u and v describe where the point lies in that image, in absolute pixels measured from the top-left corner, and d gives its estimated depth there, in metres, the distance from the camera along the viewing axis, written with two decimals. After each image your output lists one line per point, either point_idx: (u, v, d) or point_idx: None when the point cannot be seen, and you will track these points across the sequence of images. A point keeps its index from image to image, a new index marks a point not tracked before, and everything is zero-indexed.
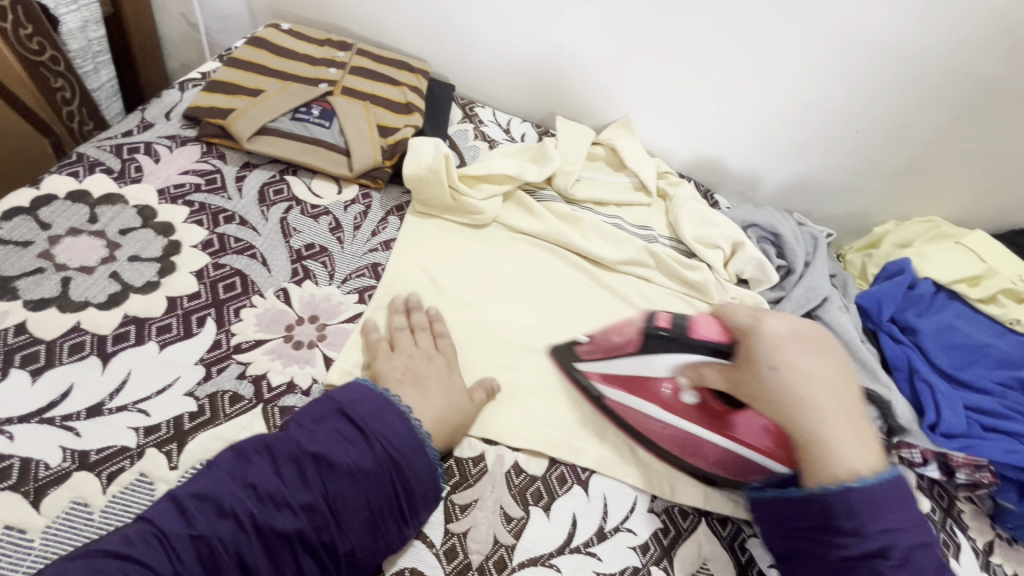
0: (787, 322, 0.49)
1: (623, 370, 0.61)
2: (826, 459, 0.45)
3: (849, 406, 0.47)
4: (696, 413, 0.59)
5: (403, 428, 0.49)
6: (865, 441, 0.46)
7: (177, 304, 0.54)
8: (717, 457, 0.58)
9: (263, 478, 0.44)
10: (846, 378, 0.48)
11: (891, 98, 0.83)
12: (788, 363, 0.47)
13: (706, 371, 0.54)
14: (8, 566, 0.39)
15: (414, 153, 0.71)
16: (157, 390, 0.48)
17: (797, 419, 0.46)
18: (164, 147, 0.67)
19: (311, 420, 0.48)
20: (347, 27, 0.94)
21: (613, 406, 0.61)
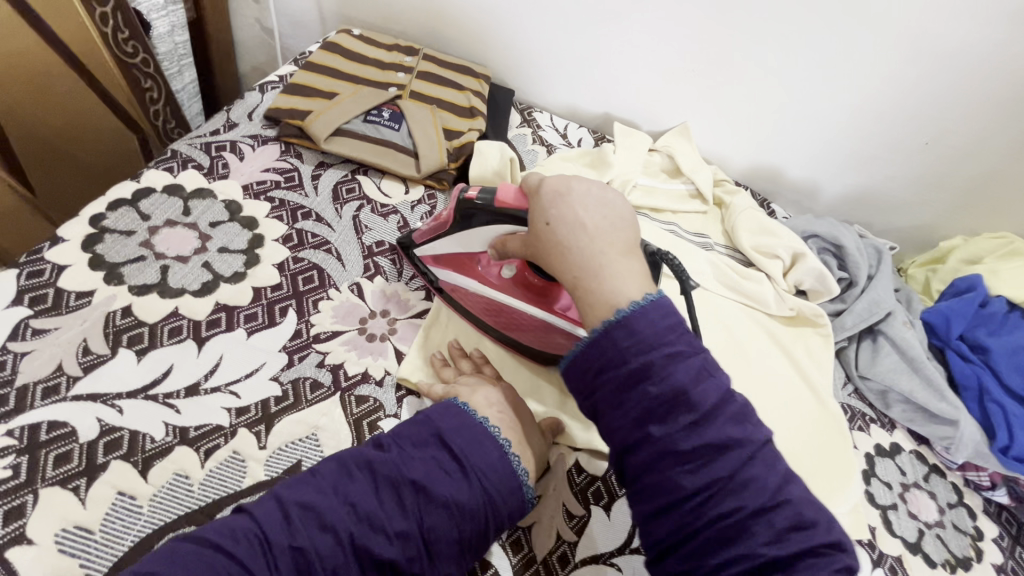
0: (568, 181, 0.49)
1: (445, 250, 0.59)
2: (594, 298, 0.43)
3: (613, 248, 0.45)
4: (516, 289, 0.58)
5: (501, 461, 0.45)
6: (632, 277, 0.44)
7: (262, 294, 0.57)
8: (535, 330, 0.58)
9: (364, 498, 0.41)
10: (617, 225, 0.47)
11: (968, 108, 0.81)
12: (560, 217, 0.47)
13: (510, 241, 0.53)
14: (121, 530, 0.41)
15: (480, 153, 0.73)
16: (247, 374, 0.52)
17: (566, 267, 0.46)
18: (247, 146, 0.71)
19: (410, 444, 0.45)
20: (413, 33, 0.97)
21: (447, 286, 0.61)
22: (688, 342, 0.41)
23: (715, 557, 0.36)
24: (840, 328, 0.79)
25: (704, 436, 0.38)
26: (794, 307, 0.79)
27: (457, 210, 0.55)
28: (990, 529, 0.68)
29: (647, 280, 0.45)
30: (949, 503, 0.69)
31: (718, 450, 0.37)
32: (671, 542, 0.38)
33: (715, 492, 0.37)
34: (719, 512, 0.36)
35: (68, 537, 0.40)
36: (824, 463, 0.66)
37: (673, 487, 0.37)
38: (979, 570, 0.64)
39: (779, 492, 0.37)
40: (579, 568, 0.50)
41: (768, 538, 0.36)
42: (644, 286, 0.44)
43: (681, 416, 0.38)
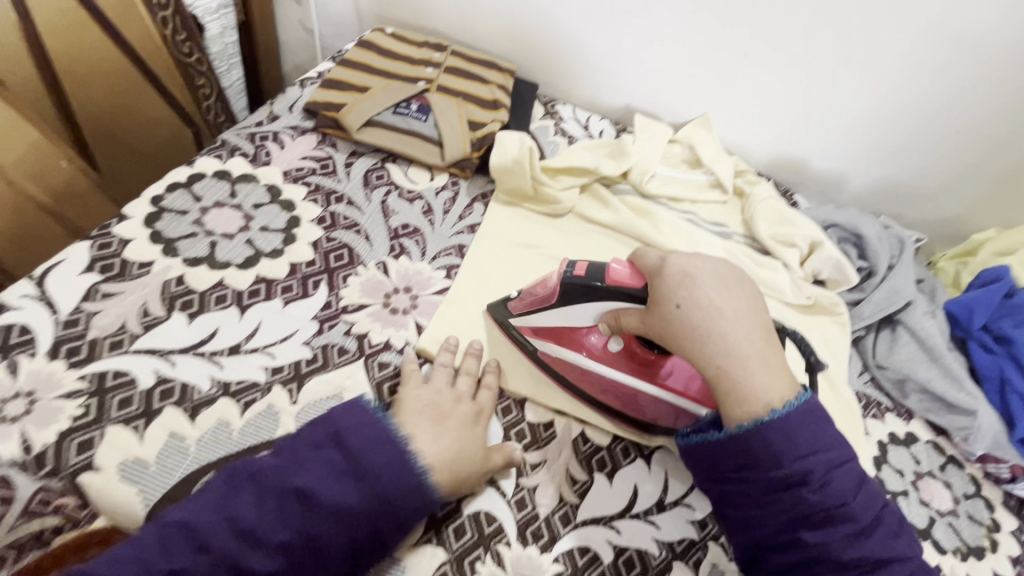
0: (695, 263, 0.50)
1: (546, 323, 0.60)
2: (741, 393, 0.45)
3: (752, 335, 0.47)
4: (624, 362, 0.59)
5: (398, 462, 0.45)
6: (775, 370, 0.46)
7: (297, 269, 0.63)
8: (653, 406, 0.58)
9: (246, 512, 0.41)
10: (750, 307, 0.49)
11: (999, 96, 0.79)
12: (692, 301, 0.47)
13: (627, 317, 0.54)
14: (171, 466, 0.47)
15: (502, 144, 0.77)
16: (282, 338, 0.57)
17: (705, 354, 0.47)
18: (288, 136, 0.77)
19: (305, 448, 0.45)
20: (442, 30, 1.01)
21: (549, 359, 0.61)
22: (842, 450, 0.45)
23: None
24: (858, 317, 0.79)
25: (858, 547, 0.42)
26: (811, 295, 0.79)
27: (559, 286, 0.57)
28: (1009, 522, 0.67)
29: (785, 368, 0.47)
30: (966, 493, 0.68)
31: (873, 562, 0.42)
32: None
33: None
34: None
35: (128, 467, 0.46)
36: None
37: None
38: (993, 560, 0.63)
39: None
40: (579, 528, 0.53)
41: None
42: (789, 380, 0.46)
43: (841, 525, 0.42)
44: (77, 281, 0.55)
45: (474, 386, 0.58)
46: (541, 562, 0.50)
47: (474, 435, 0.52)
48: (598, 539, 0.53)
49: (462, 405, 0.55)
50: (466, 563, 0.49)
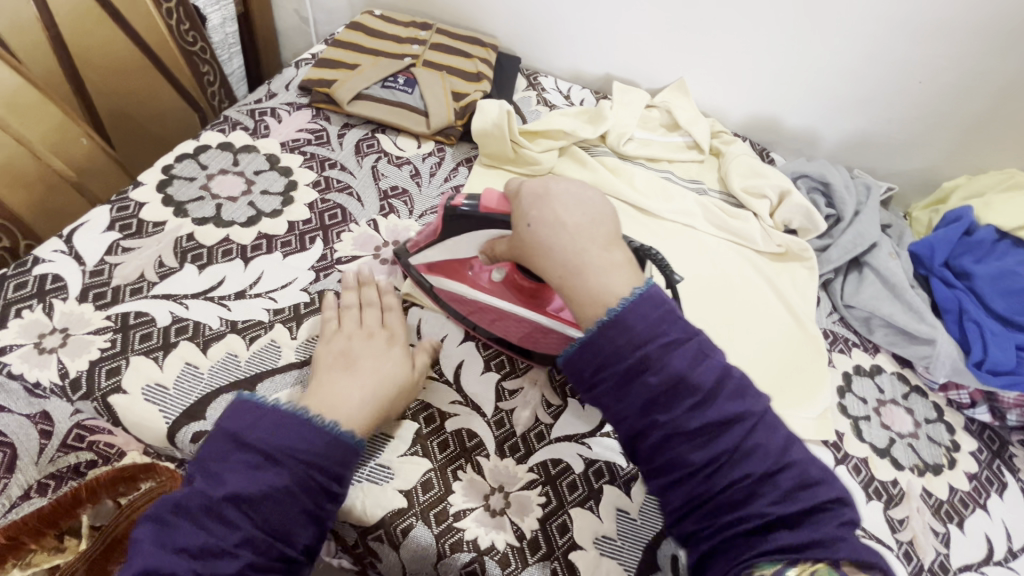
0: (542, 184, 0.53)
1: (438, 258, 0.63)
2: (582, 296, 0.47)
3: (595, 245, 0.49)
4: (505, 291, 0.61)
5: (303, 430, 0.46)
6: (616, 271, 0.48)
7: (295, 226, 0.70)
8: (535, 331, 0.61)
9: (191, 537, 0.41)
10: (597, 220, 0.51)
11: (956, 44, 0.82)
12: (540, 218, 0.50)
13: (498, 244, 0.56)
14: (188, 389, 0.54)
15: (482, 110, 0.83)
16: (282, 285, 0.64)
17: (550, 265, 0.49)
18: (285, 112, 0.83)
19: (210, 460, 0.44)
20: (428, 11, 1.06)
21: (442, 293, 0.64)
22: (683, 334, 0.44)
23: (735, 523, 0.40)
24: (826, 261, 0.83)
25: (710, 414, 0.42)
26: (781, 243, 0.83)
27: (444, 220, 0.59)
28: (968, 443, 0.70)
29: (629, 271, 0.48)
30: (928, 418, 0.72)
31: (723, 426, 0.41)
32: (688, 511, 0.41)
33: (720, 463, 0.41)
34: (729, 479, 0.40)
35: (150, 391, 0.53)
36: (792, 374, 0.71)
37: (683, 463, 0.41)
38: (950, 476, 0.67)
39: (783, 454, 0.41)
40: (553, 444, 0.59)
41: (774, 498, 0.40)
42: (633, 279, 0.47)
43: (684, 399, 0.42)
44: (99, 238, 0.62)
45: (379, 314, 0.60)
46: (517, 470, 0.57)
47: (391, 360, 0.55)
48: (570, 454, 0.59)
49: (374, 338, 0.57)
50: (449, 471, 0.55)
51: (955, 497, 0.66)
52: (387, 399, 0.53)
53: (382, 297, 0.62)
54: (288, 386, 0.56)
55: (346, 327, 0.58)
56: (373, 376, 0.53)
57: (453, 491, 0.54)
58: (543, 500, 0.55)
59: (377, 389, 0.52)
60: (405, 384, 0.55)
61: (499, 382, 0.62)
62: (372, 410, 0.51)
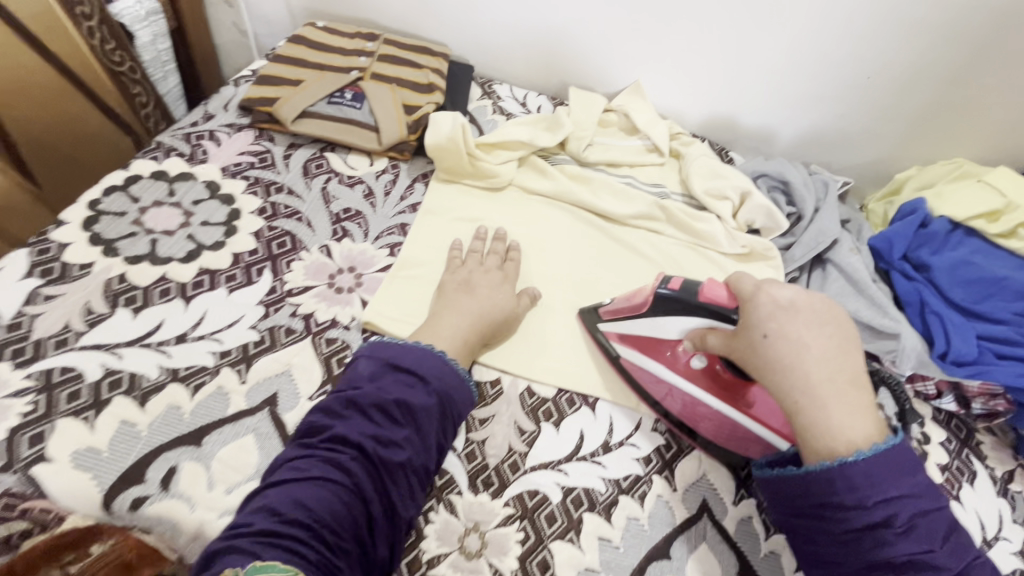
0: (786, 293, 0.52)
1: (636, 331, 0.64)
2: (816, 430, 0.48)
3: (842, 379, 0.49)
4: (704, 380, 0.61)
5: (443, 364, 0.56)
6: (865, 415, 0.49)
7: (240, 259, 0.65)
8: (732, 430, 0.60)
9: (362, 425, 0.50)
10: (841, 347, 0.50)
11: (898, 41, 0.83)
12: (779, 331, 0.51)
13: (709, 338, 0.58)
14: (125, 450, 0.49)
15: (436, 123, 0.80)
16: (228, 324, 0.59)
17: (785, 385, 0.50)
18: (224, 134, 0.78)
19: (368, 377, 0.54)
20: (373, 20, 1.02)
21: (629, 365, 0.65)
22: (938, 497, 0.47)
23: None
24: (791, 260, 0.83)
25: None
26: (745, 244, 0.83)
27: (654, 300, 0.61)
28: (938, 434, 0.71)
29: (874, 411, 0.50)
30: (898, 412, 0.71)
31: None
32: None
33: None
34: None
35: (82, 455, 0.48)
36: None
37: None
38: (924, 470, 0.68)
39: None
40: (528, 473, 0.57)
41: None
42: (876, 424, 0.48)
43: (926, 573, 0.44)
44: (17, 286, 0.56)
45: (499, 261, 0.71)
46: (493, 506, 0.54)
47: (502, 292, 0.66)
48: (548, 483, 0.57)
49: (491, 274, 0.68)
50: (420, 514, 0.53)
51: None
52: (492, 324, 0.64)
53: (502, 244, 0.73)
54: (237, 436, 0.52)
55: (471, 265, 0.69)
56: (480, 304, 0.64)
57: (425, 536, 0.52)
58: (521, 537, 0.53)
59: (480, 316, 0.63)
60: (509, 313, 0.66)
61: (469, 412, 0.60)
62: (478, 334, 0.62)
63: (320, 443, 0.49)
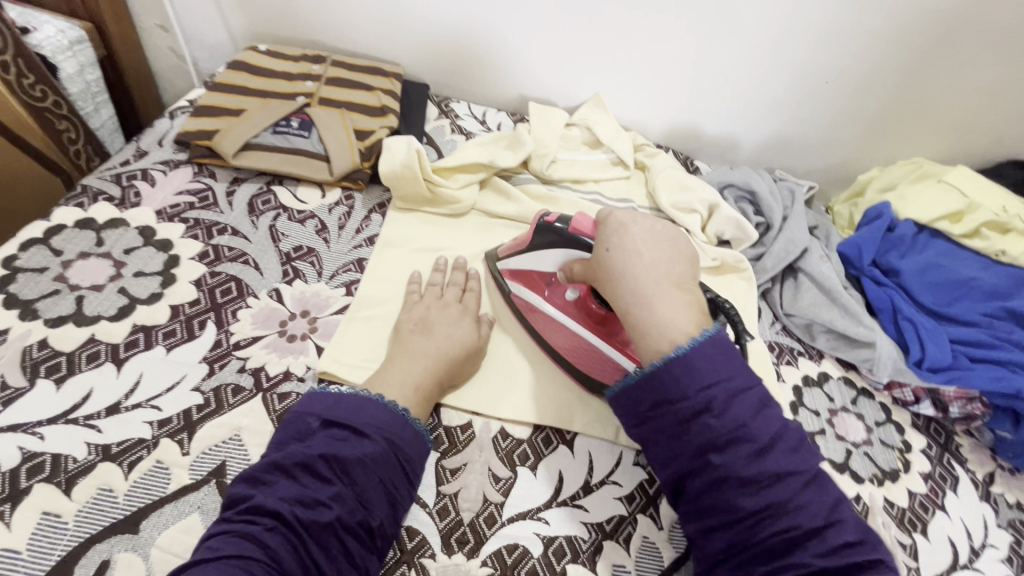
0: (630, 214, 0.57)
1: (520, 266, 0.67)
2: (646, 330, 0.50)
3: (668, 282, 0.52)
4: (578, 313, 0.64)
5: (385, 411, 0.51)
6: (688, 313, 0.50)
7: (179, 311, 0.60)
8: (599, 361, 0.62)
9: (288, 489, 0.45)
10: (675, 260, 0.54)
11: (855, 46, 0.83)
12: (619, 245, 0.54)
13: (575, 266, 0.61)
14: (49, 546, 0.44)
15: (389, 151, 0.75)
16: (167, 387, 0.54)
17: (621, 292, 0.53)
18: (159, 172, 0.72)
19: (298, 436, 0.49)
20: (321, 41, 0.97)
21: (518, 300, 0.68)
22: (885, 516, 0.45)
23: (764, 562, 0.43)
24: (762, 270, 0.81)
25: None
26: (716, 257, 0.80)
27: (536, 231, 0.63)
28: (918, 441, 0.70)
29: (702, 314, 0.51)
30: (878, 421, 0.71)
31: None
32: None
33: None
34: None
35: None
36: None
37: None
38: (907, 480, 0.66)
39: None
40: (505, 526, 0.53)
41: None
42: (700, 318, 0.50)
43: None
44: None
45: (459, 293, 0.67)
46: (468, 567, 0.50)
47: (462, 328, 0.62)
48: (527, 534, 0.53)
49: (450, 309, 0.64)
50: None
51: (915, 503, 0.65)
52: (452, 366, 0.59)
53: (464, 272, 0.69)
54: (180, 516, 0.47)
55: (428, 299, 0.65)
56: (437, 344, 0.59)
57: None
58: None
59: (436, 358, 0.58)
60: (473, 351, 0.62)
61: (439, 462, 0.56)
62: (434, 379, 0.57)
63: (236, 515, 0.44)
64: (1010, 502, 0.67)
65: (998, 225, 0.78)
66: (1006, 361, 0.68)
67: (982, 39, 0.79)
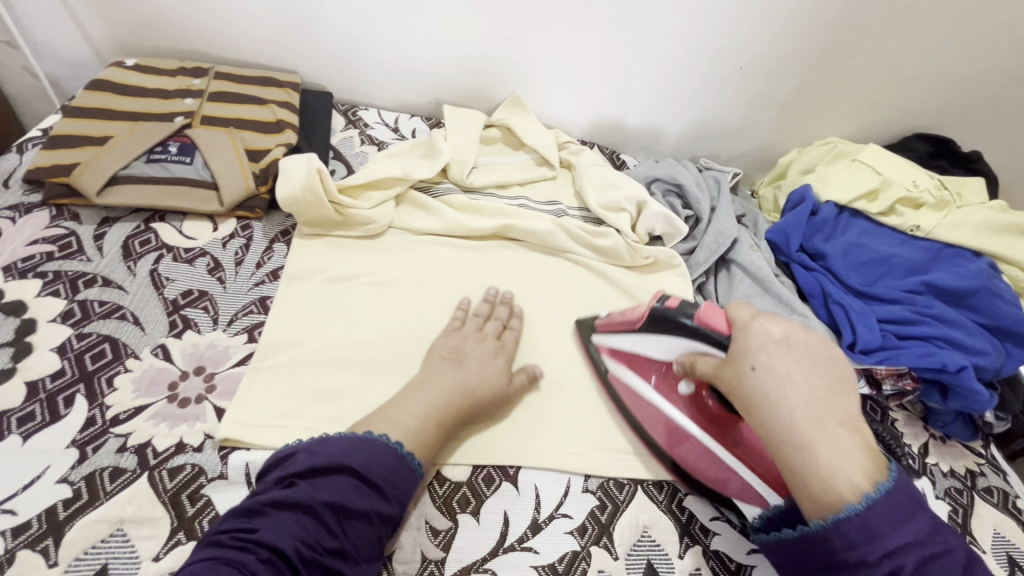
0: (781, 326, 0.47)
1: (625, 347, 0.64)
2: (809, 474, 0.42)
3: (835, 417, 0.43)
4: (691, 408, 0.60)
5: (399, 462, 0.48)
6: (859, 453, 0.42)
7: (39, 388, 0.50)
8: (706, 460, 0.57)
9: (286, 530, 0.42)
10: (836, 382, 0.45)
11: (765, 28, 0.82)
12: (769, 365, 0.46)
13: (700, 361, 0.54)
14: None
15: (287, 170, 0.67)
16: (24, 485, 0.45)
17: (772, 423, 0.45)
18: (6, 220, 0.62)
19: (309, 474, 0.45)
20: (201, 50, 0.86)
21: (619, 386, 0.63)
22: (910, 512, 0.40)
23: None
24: (695, 265, 0.80)
25: None
26: (649, 255, 0.77)
27: (649, 314, 0.60)
28: None
29: (874, 453, 0.43)
30: None
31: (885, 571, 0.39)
32: None
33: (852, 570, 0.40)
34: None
35: None
36: None
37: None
38: None
39: None
40: None
41: None
42: (873, 466, 0.42)
43: None
44: None
45: (499, 327, 0.64)
46: None
47: (495, 367, 0.59)
48: None
49: (486, 343, 0.62)
50: None
51: None
52: (477, 404, 0.56)
53: (463, 314, 0.65)
54: None
55: (467, 330, 0.63)
56: (463, 383, 0.56)
57: None
58: None
59: (461, 393, 0.55)
60: (506, 391, 0.59)
61: None
62: (456, 413, 0.54)
63: (230, 539, 0.41)
64: (946, 471, 0.68)
65: (911, 200, 0.81)
66: (931, 336, 0.69)
67: (883, 15, 0.80)
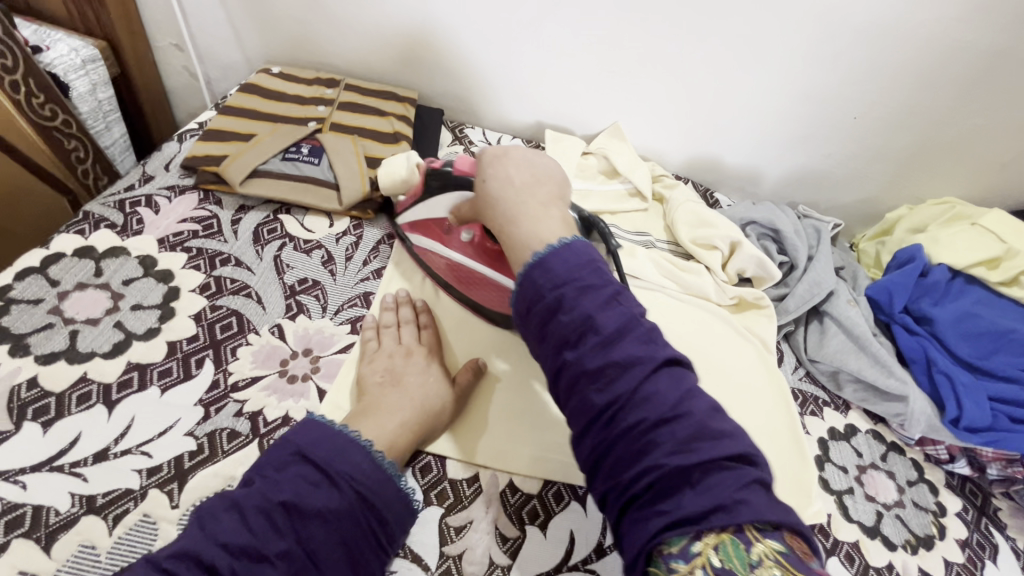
0: (500, 152, 0.59)
1: (419, 218, 0.68)
2: (518, 243, 0.51)
3: (539, 204, 0.54)
4: (476, 252, 0.64)
5: (366, 461, 0.48)
6: (551, 226, 0.52)
7: (177, 348, 0.57)
8: (496, 294, 0.64)
9: (231, 533, 0.42)
10: (543, 183, 0.56)
11: (887, 78, 0.79)
12: (494, 178, 0.56)
13: (462, 206, 0.61)
14: None
15: (389, 163, 0.68)
16: (158, 433, 0.51)
17: (499, 219, 0.55)
18: (164, 198, 0.71)
19: (272, 470, 0.46)
20: (336, 63, 0.95)
21: (422, 251, 0.69)
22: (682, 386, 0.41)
23: (630, 471, 0.39)
24: (784, 312, 0.78)
25: None
26: (735, 296, 0.77)
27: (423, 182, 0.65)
28: (953, 503, 0.66)
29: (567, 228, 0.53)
30: (909, 480, 0.67)
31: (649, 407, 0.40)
32: None
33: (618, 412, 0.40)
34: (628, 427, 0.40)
35: None
36: (780, 462, 0.64)
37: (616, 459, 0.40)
38: (942, 548, 0.62)
39: None
40: None
41: None
42: (563, 232, 0.51)
43: None
44: None
45: (415, 332, 0.62)
46: None
47: (434, 382, 0.58)
48: None
49: (414, 358, 0.59)
50: None
51: (952, 574, 0.60)
52: (429, 422, 0.55)
53: (371, 329, 0.62)
54: None
55: (387, 347, 0.60)
56: (411, 404, 0.55)
57: None
58: None
59: (414, 414, 0.54)
60: (447, 404, 0.57)
61: (443, 519, 0.53)
62: (408, 437, 0.53)
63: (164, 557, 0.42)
64: None
65: None
66: None
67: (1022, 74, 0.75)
